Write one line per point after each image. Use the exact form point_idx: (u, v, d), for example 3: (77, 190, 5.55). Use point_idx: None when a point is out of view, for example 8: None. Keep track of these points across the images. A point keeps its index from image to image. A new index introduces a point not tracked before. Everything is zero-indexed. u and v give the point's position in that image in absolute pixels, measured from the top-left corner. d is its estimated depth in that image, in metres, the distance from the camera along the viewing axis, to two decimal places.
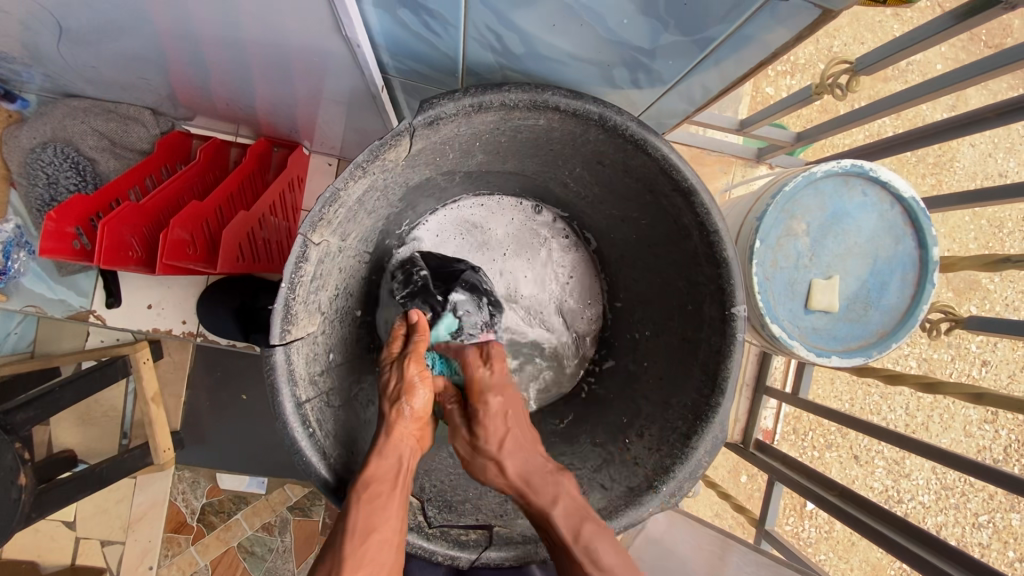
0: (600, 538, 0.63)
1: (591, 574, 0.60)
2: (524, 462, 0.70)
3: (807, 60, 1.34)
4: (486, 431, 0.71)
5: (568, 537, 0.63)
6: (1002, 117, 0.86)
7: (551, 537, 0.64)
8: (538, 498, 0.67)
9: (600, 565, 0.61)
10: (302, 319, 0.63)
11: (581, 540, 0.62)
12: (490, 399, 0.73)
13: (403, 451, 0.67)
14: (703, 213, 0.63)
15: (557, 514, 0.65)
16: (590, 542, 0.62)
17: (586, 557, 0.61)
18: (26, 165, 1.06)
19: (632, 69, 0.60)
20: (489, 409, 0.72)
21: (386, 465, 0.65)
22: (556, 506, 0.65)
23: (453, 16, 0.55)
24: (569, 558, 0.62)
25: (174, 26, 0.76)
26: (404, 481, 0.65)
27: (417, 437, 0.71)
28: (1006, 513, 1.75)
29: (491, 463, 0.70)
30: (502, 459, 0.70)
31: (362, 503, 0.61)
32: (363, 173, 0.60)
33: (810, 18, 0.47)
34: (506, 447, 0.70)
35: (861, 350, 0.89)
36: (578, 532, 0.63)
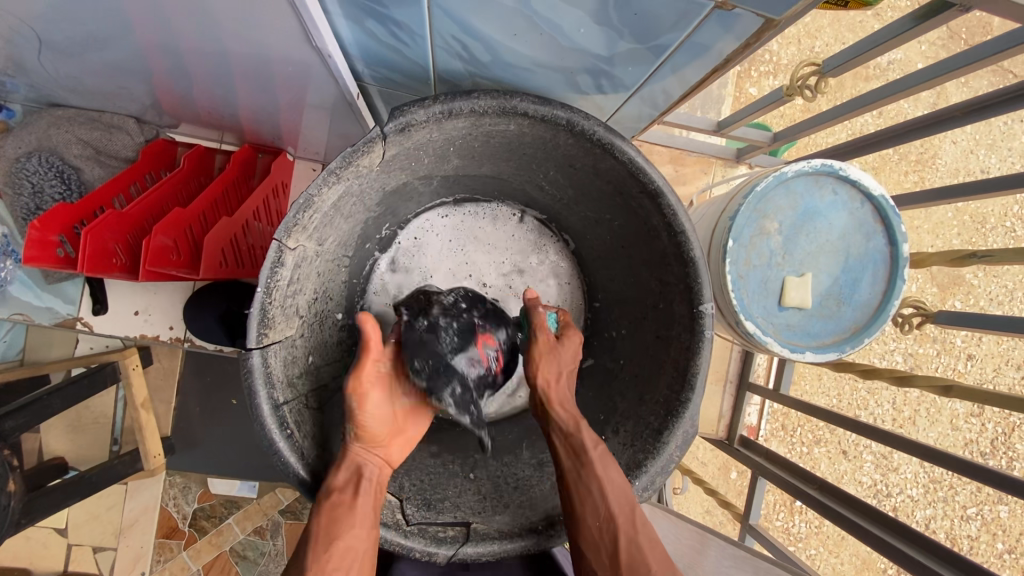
0: (609, 456, 0.69)
1: (600, 478, 0.66)
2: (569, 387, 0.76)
3: (788, 61, 1.36)
4: (567, 348, 0.77)
5: (588, 443, 0.69)
6: (970, 116, 0.88)
7: (574, 442, 0.70)
8: (570, 410, 0.74)
9: (608, 472, 0.67)
10: (278, 323, 0.64)
11: (597, 450, 0.69)
12: (576, 336, 0.81)
13: (355, 463, 0.67)
14: (670, 215, 0.65)
15: (584, 425, 0.72)
16: (605, 455, 0.68)
17: (599, 460, 0.67)
18: (11, 175, 1.05)
19: (595, 75, 0.62)
20: (573, 336, 0.80)
21: (346, 475, 0.66)
22: (585, 420, 0.72)
23: (419, 27, 0.57)
24: (584, 460, 0.68)
25: (154, 37, 0.77)
26: (368, 491, 0.66)
27: (378, 448, 0.70)
28: (994, 506, 1.77)
29: (556, 370, 0.75)
30: (564, 375, 0.76)
31: (323, 513, 0.63)
32: (336, 179, 0.61)
33: (755, 27, 0.50)
34: (568, 373, 0.77)
35: (834, 345, 0.91)
36: (597, 444, 0.69)
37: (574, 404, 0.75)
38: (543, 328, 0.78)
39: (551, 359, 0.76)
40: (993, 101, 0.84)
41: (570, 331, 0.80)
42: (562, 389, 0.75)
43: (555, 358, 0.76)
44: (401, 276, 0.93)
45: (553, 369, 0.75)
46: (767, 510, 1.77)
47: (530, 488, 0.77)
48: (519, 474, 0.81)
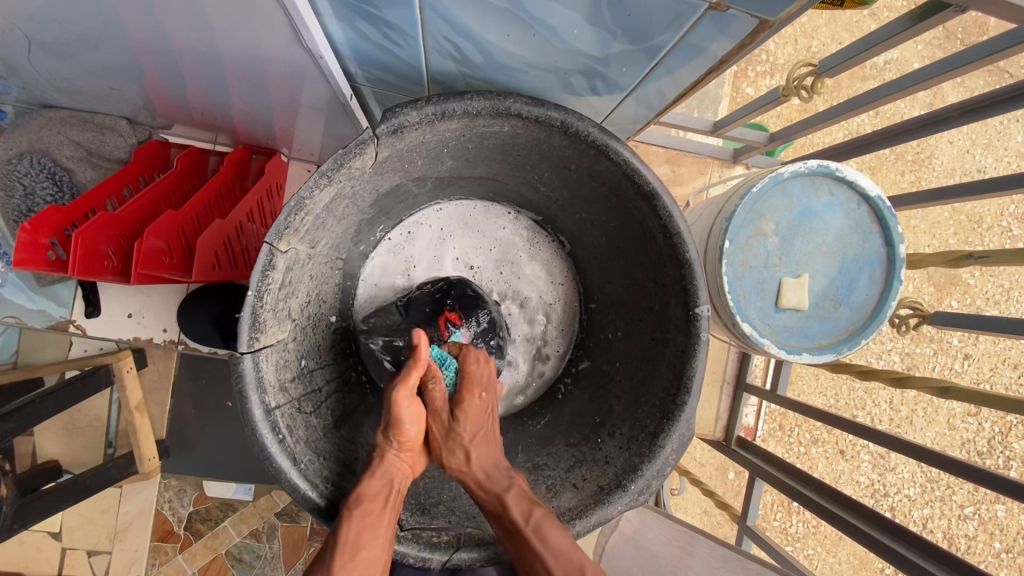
0: (550, 522, 0.65)
1: (541, 554, 0.63)
2: (487, 459, 0.72)
3: (785, 60, 1.36)
4: (464, 420, 0.72)
5: (519, 520, 0.65)
6: (965, 117, 0.88)
7: (506, 523, 0.66)
8: (493, 485, 0.69)
9: (547, 545, 0.64)
10: (271, 326, 0.64)
11: (531, 523, 0.65)
12: (476, 395, 0.75)
13: (392, 474, 0.69)
14: (665, 216, 0.65)
15: (510, 499, 0.67)
16: (540, 526, 0.65)
17: (535, 536, 0.64)
18: (2, 176, 1.03)
19: (589, 77, 0.62)
20: (474, 403, 0.74)
21: (378, 484, 0.67)
22: (511, 492, 0.68)
23: (411, 28, 0.57)
24: (520, 539, 0.64)
25: (145, 38, 0.77)
26: (394, 502, 0.66)
27: (408, 463, 0.72)
28: (992, 505, 1.78)
29: (460, 450, 0.71)
30: (472, 448, 0.71)
31: (353, 520, 0.62)
32: (328, 181, 0.61)
33: (750, 28, 0.49)
34: (478, 439, 0.72)
35: (831, 347, 0.90)
36: (529, 516, 0.65)
37: (501, 470, 0.71)
38: (436, 408, 0.73)
39: (449, 445, 0.71)
40: (990, 101, 0.84)
41: (466, 400, 0.73)
42: (477, 469, 0.70)
43: (453, 442, 0.71)
44: (395, 278, 0.93)
45: (456, 454, 0.71)
46: (764, 510, 1.76)
47: None
48: None
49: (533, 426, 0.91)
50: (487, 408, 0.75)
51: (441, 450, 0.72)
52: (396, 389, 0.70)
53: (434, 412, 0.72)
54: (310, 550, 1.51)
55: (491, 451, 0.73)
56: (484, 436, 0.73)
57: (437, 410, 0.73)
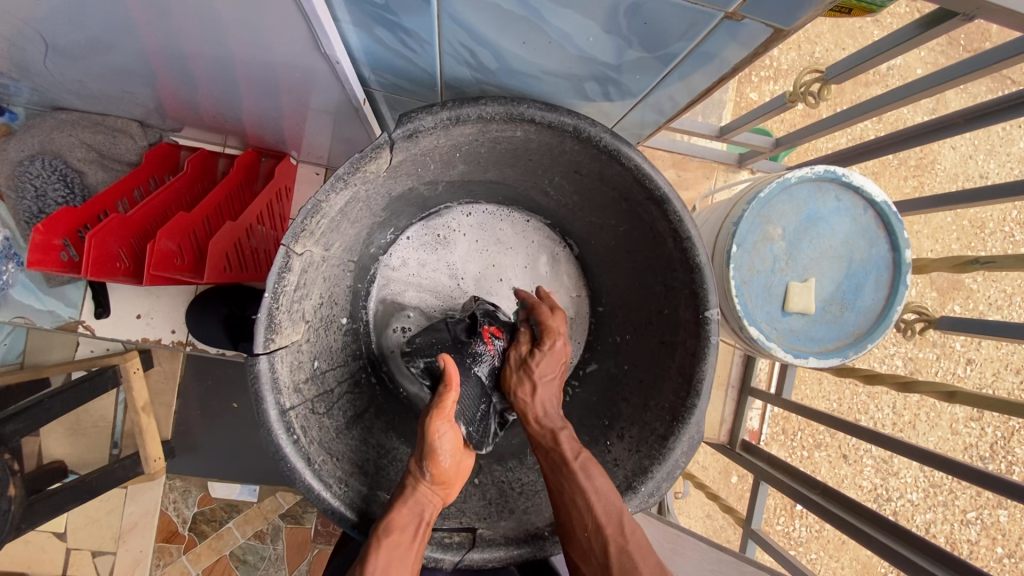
0: (595, 463, 0.69)
1: (583, 489, 0.66)
2: (550, 403, 0.76)
3: (789, 65, 1.37)
4: (541, 358, 0.77)
5: (568, 454, 0.70)
6: (972, 123, 0.88)
7: (555, 456, 0.70)
8: (550, 423, 0.74)
9: (591, 482, 0.67)
10: (286, 328, 0.64)
11: (580, 460, 0.69)
12: (559, 341, 0.78)
13: (423, 505, 0.68)
14: (675, 220, 0.65)
15: (563, 437, 0.72)
16: (586, 464, 0.69)
17: (580, 471, 0.68)
18: (15, 178, 1.05)
19: (602, 83, 0.62)
20: (554, 347, 0.78)
21: (408, 515, 0.66)
22: (564, 431, 0.73)
23: (428, 35, 0.58)
24: (565, 471, 0.69)
25: (160, 41, 0.77)
26: (422, 536, 0.66)
27: (442, 492, 0.71)
28: (994, 510, 1.78)
29: (528, 382, 0.77)
30: (539, 385, 0.76)
31: (381, 549, 0.62)
32: (344, 184, 0.61)
33: (764, 36, 0.50)
34: (546, 381, 0.77)
35: (837, 351, 0.91)
36: (579, 453, 0.70)
37: (557, 415, 0.76)
38: (520, 342, 0.80)
39: (518, 378, 0.77)
40: (993, 109, 0.85)
41: (549, 339, 0.77)
42: (538, 404, 0.75)
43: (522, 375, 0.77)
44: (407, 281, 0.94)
45: (524, 384, 0.77)
46: (767, 514, 1.76)
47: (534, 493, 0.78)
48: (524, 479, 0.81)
49: None
50: (564, 359, 0.79)
51: (510, 375, 0.78)
52: (432, 419, 0.69)
53: (516, 344, 0.80)
54: (314, 552, 1.52)
55: (554, 398, 0.77)
56: (552, 380, 0.78)
57: (519, 341, 0.80)
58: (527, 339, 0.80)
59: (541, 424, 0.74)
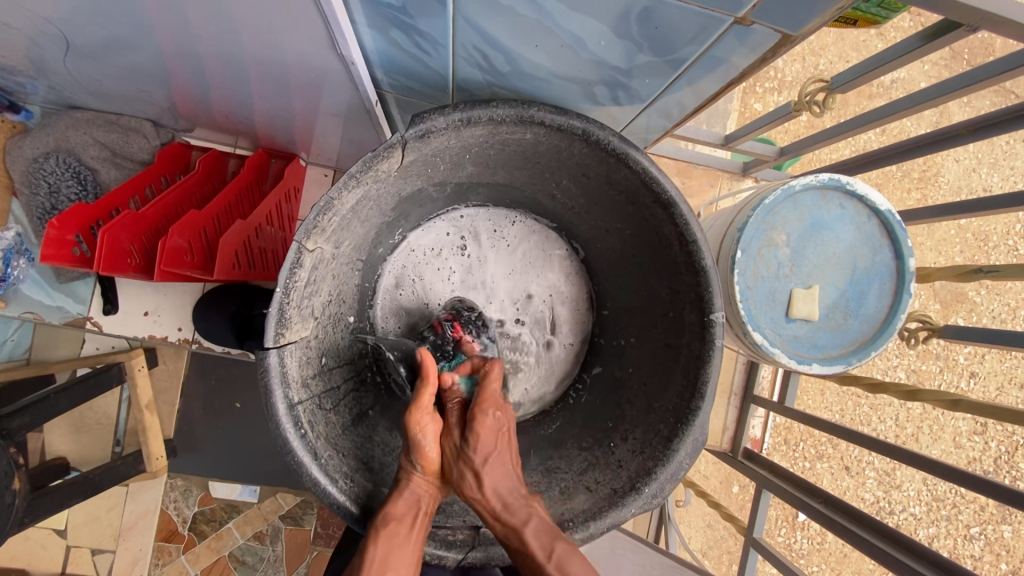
0: (571, 555, 0.62)
1: None
2: (502, 486, 0.69)
3: (793, 77, 1.38)
4: (476, 441, 0.70)
5: (539, 555, 0.63)
6: (978, 133, 0.88)
7: (529, 560, 0.63)
8: (511, 515, 0.66)
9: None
10: (295, 324, 0.65)
11: (553, 559, 0.62)
12: (488, 412, 0.71)
13: (418, 494, 0.69)
14: (681, 224, 0.66)
15: (529, 532, 0.64)
16: (562, 559, 0.62)
17: (558, 573, 0.61)
18: (29, 175, 1.09)
19: (612, 87, 0.64)
20: (485, 423, 0.71)
21: (405, 505, 0.67)
22: (530, 523, 0.65)
23: (442, 37, 0.59)
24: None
25: (176, 42, 0.79)
26: (422, 523, 0.66)
27: (438, 484, 0.71)
28: (998, 525, 1.77)
29: (470, 471, 0.69)
30: (482, 471, 0.68)
31: (380, 538, 0.63)
32: (356, 183, 0.62)
33: (772, 41, 0.51)
34: (490, 462, 0.69)
35: (841, 358, 0.91)
36: (550, 551, 0.63)
37: (519, 498, 0.68)
38: (450, 424, 0.72)
39: (459, 469, 0.69)
40: (997, 120, 0.85)
41: (477, 417, 0.71)
42: (490, 495, 0.68)
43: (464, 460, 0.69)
44: (421, 270, 0.95)
45: (466, 476, 0.69)
46: (769, 525, 1.76)
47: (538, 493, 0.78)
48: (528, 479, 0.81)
49: (544, 430, 0.92)
50: (499, 431, 0.71)
51: (452, 472, 0.70)
52: (410, 411, 0.69)
53: (447, 430, 0.72)
54: (313, 555, 1.51)
55: (503, 477, 0.69)
56: (499, 459, 0.70)
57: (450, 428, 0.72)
58: (457, 421, 0.73)
59: (505, 522, 0.66)
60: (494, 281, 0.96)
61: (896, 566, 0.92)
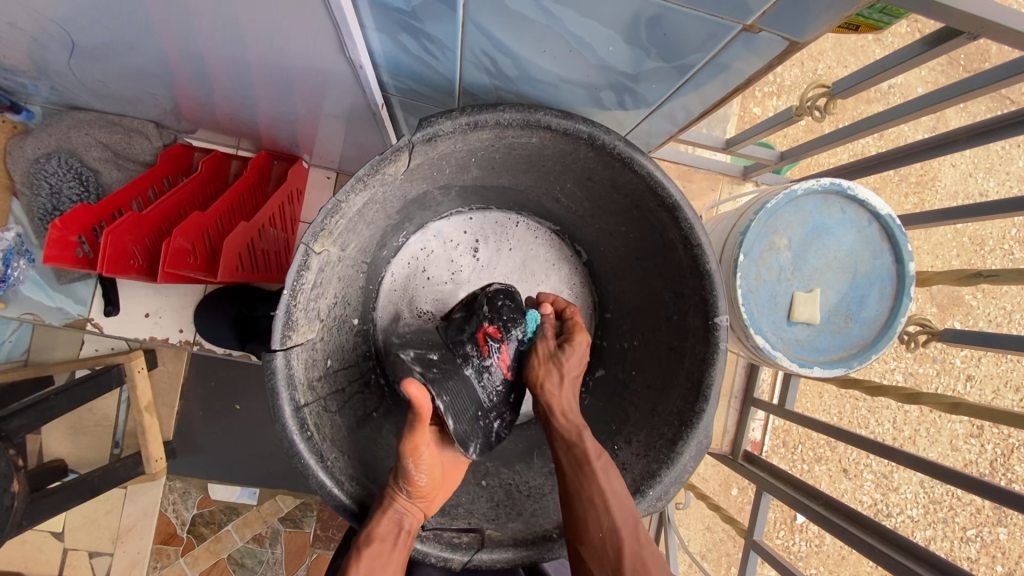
0: (614, 467, 0.69)
1: (603, 488, 0.66)
2: (570, 400, 0.76)
3: (792, 82, 1.39)
4: (570, 352, 0.77)
5: (591, 452, 0.70)
6: (975, 139, 0.89)
7: (575, 452, 0.70)
8: (573, 419, 0.74)
9: (611, 483, 0.67)
10: (302, 326, 0.65)
11: (601, 459, 0.69)
12: (586, 340, 0.79)
13: (404, 515, 0.66)
14: (687, 228, 0.66)
15: (587, 434, 0.72)
16: (608, 465, 0.69)
17: (602, 471, 0.68)
18: (30, 175, 1.09)
19: (618, 92, 0.64)
20: (582, 345, 0.79)
21: (390, 525, 0.65)
22: (587, 430, 0.73)
23: (450, 41, 0.59)
24: (586, 471, 0.68)
25: (182, 43, 0.79)
26: (406, 542, 0.65)
27: (423, 503, 0.69)
28: (994, 527, 1.78)
29: (556, 372, 0.76)
30: (565, 380, 0.76)
31: (362, 559, 0.62)
32: (363, 186, 0.63)
33: (779, 48, 0.52)
34: (568, 381, 0.76)
35: (842, 361, 0.92)
36: (600, 453, 0.70)
37: (579, 413, 0.75)
38: (546, 334, 0.79)
39: (549, 366, 0.76)
40: (996, 126, 0.86)
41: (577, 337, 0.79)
42: (563, 398, 0.75)
43: (553, 364, 0.76)
44: (423, 273, 0.95)
45: (552, 376, 0.76)
46: (768, 528, 1.76)
47: (542, 495, 0.78)
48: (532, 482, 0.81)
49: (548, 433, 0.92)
50: (586, 359, 0.79)
51: (540, 369, 0.77)
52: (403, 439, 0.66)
53: (543, 337, 0.79)
54: (312, 557, 1.51)
55: (575, 396, 0.76)
56: (577, 378, 0.77)
57: (547, 337, 0.79)
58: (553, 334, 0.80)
59: (564, 423, 0.73)
60: (498, 283, 0.96)
61: (896, 567, 0.92)
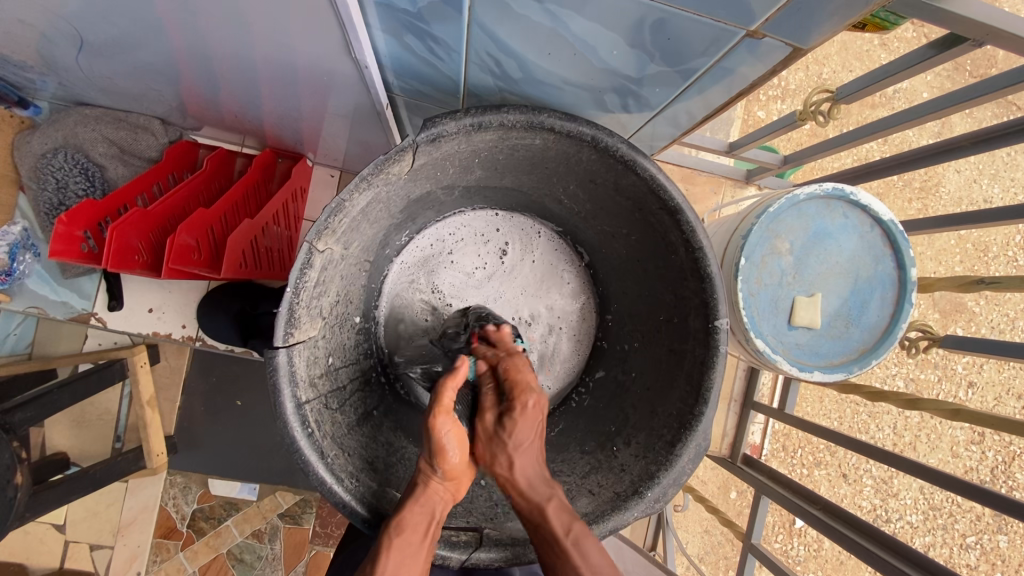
0: (588, 538, 0.65)
1: (579, 570, 0.62)
2: (530, 468, 0.69)
3: (797, 86, 1.40)
4: (513, 426, 0.69)
5: (559, 532, 0.65)
6: (978, 146, 0.89)
7: (545, 534, 0.66)
8: (535, 493, 0.68)
9: (587, 562, 0.63)
10: (304, 323, 0.66)
11: (570, 537, 0.64)
12: (529, 403, 0.70)
13: (434, 503, 0.67)
14: (688, 231, 0.67)
15: (551, 511, 0.67)
16: (580, 540, 0.64)
17: (575, 550, 0.64)
18: (37, 170, 1.10)
19: (622, 95, 0.65)
20: (526, 410, 0.69)
21: (420, 514, 0.65)
22: (552, 503, 0.67)
23: (456, 42, 0.60)
24: (558, 550, 0.64)
25: (189, 42, 0.79)
26: (434, 533, 0.66)
27: (450, 490, 0.69)
28: (994, 535, 1.77)
29: (505, 455, 0.69)
30: (515, 457, 0.68)
31: (393, 550, 0.62)
32: (367, 185, 0.63)
33: (783, 54, 0.52)
34: (522, 449, 0.69)
35: (842, 366, 0.92)
36: (569, 529, 0.65)
37: (542, 483, 0.69)
38: (484, 409, 0.71)
39: (493, 446, 0.69)
40: (998, 133, 0.86)
41: (515, 407, 0.69)
42: (519, 478, 0.68)
43: (497, 441, 0.69)
44: (427, 270, 0.96)
45: (500, 455, 0.69)
46: (766, 531, 1.76)
47: None
48: None
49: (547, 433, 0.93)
50: (538, 421, 0.70)
51: (483, 452, 0.70)
52: (432, 416, 0.66)
53: (481, 414, 0.71)
54: (311, 553, 1.51)
55: (535, 460, 0.70)
56: (531, 445, 0.70)
57: (483, 412, 0.71)
58: (492, 403, 0.71)
59: (529, 501, 0.68)
60: (502, 282, 0.96)
61: (887, 569, 0.93)
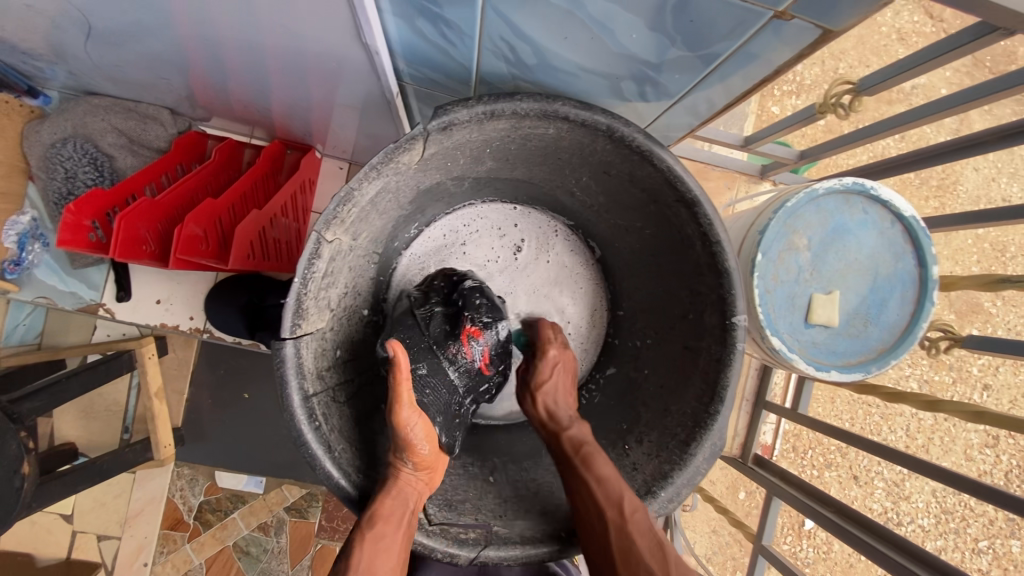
0: (597, 452, 0.73)
1: (584, 478, 0.70)
2: (560, 405, 0.81)
3: (812, 80, 1.37)
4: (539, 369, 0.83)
5: (569, 451, 0.74)
6: (1002, 141, 0.86)
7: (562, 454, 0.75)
8: (555, 424, 0.79)
9: (592, 470, 0.71)
10: (311, 315, 0.64)
11: (580, 454, 0.73)
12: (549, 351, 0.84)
13: (408, 493, 0.67)
14: (705, 224, 0.65)
15: (566, 435, 0.76)
16: (588, 455, 0.72)
17: (581, 461, 0.72)
18: (46, 160, 1.09)
19: (640, 82, 0.63)
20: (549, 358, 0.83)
21: (394, 504, 0.65)
22: (569, 428, 0.77)
23: (469, 27, 0.58)
24: (570, 466, 0.73)
25: (197, 30, 0.78)
26: (410, 523, 0.66)
27: (423, 480, 0.70)
28: (1006, 539, 1.73)
29: (531, 394, 0.83)
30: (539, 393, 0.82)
31: (365, 541, 0.63)
32: (376, 174, 0.61)
33: (812, 37, 0.50)
34: (546, 389, 0.81)
35: (860, 365, 0.90)
36: (578, 448, 0.74)
37: (565, 416, 0.79)
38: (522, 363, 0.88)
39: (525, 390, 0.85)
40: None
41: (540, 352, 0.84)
42: (542, 408, 0.81)
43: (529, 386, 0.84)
44: (437, 264, 0.94)
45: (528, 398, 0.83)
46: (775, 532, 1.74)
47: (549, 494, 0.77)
48: (538, 480, 0.81)
49: None
50: (562, 364, 0.83)
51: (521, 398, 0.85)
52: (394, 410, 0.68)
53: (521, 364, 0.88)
54: (317, 547, 1.51)
55: (565, 400, 0.81)
56: (561, 387, 0.82)
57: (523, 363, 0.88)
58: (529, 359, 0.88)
59: (550, 428, 0.79)
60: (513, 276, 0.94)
61: (898, 569, 0.91)
